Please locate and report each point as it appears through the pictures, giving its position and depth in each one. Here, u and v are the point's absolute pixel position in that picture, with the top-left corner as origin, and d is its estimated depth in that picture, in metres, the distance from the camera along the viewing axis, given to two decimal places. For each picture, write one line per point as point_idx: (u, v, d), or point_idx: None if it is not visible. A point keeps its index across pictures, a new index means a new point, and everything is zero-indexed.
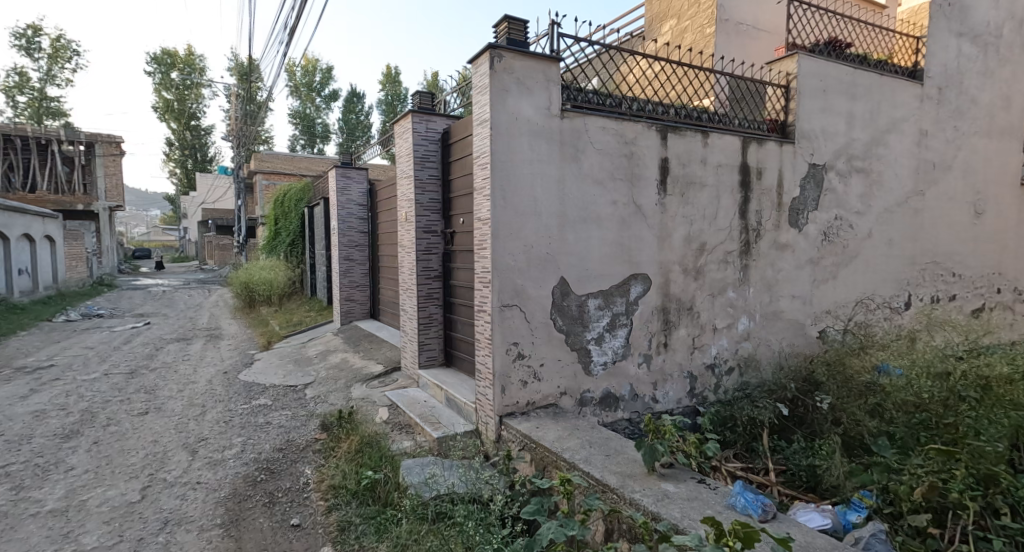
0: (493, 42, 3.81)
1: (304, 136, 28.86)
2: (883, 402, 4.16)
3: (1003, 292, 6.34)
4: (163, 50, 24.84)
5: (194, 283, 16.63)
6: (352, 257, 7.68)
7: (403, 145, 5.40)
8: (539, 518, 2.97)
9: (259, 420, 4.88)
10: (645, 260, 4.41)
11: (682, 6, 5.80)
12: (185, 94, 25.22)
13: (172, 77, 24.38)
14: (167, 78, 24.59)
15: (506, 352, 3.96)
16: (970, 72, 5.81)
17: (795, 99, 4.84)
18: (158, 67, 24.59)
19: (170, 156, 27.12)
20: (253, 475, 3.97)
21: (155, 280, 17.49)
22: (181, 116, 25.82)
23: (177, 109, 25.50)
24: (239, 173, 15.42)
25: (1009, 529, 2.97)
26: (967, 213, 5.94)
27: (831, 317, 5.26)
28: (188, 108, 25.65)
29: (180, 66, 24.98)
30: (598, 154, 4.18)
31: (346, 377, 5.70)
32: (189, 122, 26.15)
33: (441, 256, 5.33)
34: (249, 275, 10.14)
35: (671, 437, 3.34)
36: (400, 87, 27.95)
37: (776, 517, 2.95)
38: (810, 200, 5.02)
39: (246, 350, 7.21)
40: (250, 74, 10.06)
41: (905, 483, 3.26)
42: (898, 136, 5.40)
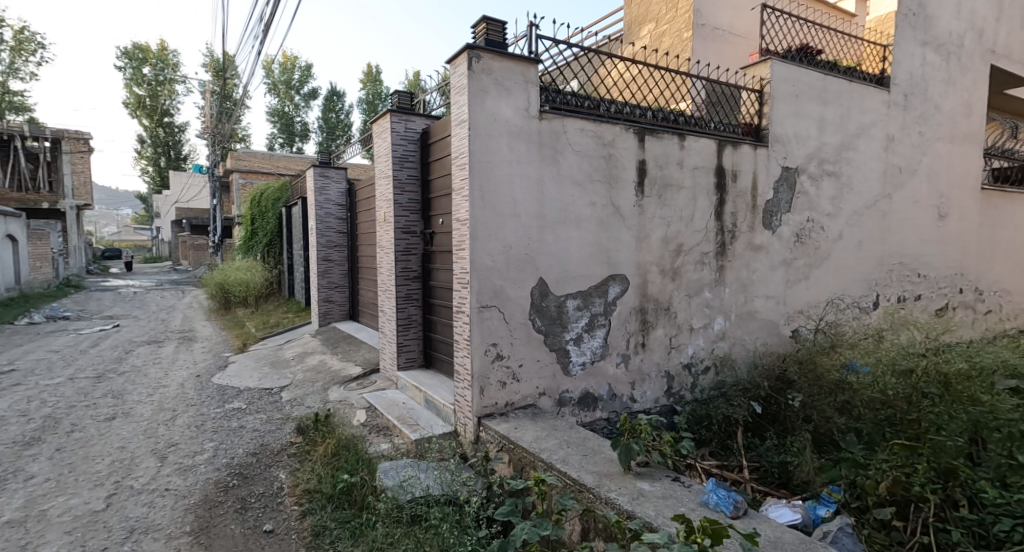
0: (471, 43, 3.81)
1: (282, 135, 28.30)
2: (851, 400, 4.31)
3: (965, 292, 6.60)
4: (134, 44, 24.16)
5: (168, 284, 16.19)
6: (331, 258, 7.57)
7: (381, 144, 5.35)
8: (513, 519, 3.04)
9: (233, 424, 4.78)
10: (624, 260, 4.46)
11: (660, 10, 5.89)
12: (157, 90, 24.57)
13: (144, 72, 23.78)
14: (138, 72, 23.87)
15: (485, 353, 3.96)
16: (934, 80, 6.04)
17: (769, 104, 4.96)
18: (129, 63, 23.95)
19: (139, 153, 26.34)
20: (225, 480, 3.88)
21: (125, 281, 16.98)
22: (153, 113, 25.16)
23: (149, 105, 24.85)
24: (215, 172, 15.05)
25: (967, 520, 3.08)
26: (931, 215, 6.17)
27: (803, 317, 5.40)
28: (161, 104, 24.95)
29: (151, 61, 24.34)
30: (577, 155, 4.21)
31: (324, 380, 5.62)
32: (161, 119, 25.44)
33: (421, 257, 5.30)
34: (225, 275, 9.92)
35: (646, 436, 3.37)
36: (380, 87, 27.72)
37: (747, 513, 3.00)
38: (783, 202, 5.15)
39: (220, 352, 7.05)
40: (225, 71, 9.84)
41: (872, 478, 3.39)
42: (866, 141, 5.58)
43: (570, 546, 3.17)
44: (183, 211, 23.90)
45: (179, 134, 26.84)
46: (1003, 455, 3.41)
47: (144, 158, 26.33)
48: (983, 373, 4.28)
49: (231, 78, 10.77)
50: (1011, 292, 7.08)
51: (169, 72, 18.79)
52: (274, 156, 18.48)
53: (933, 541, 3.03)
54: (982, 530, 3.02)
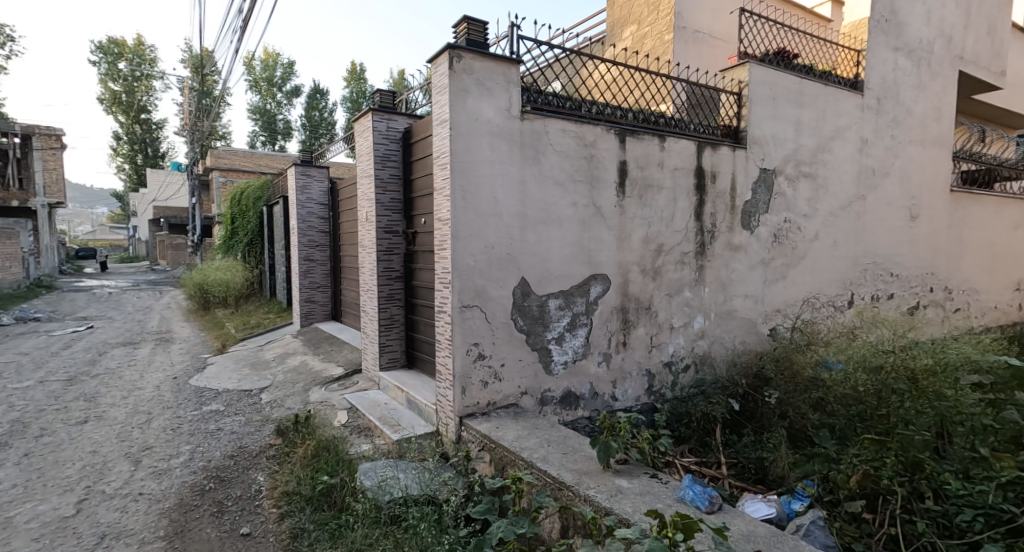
0: (452, 42, 3.81)
1: (265, 133, 27.79)
2: (825, 396, 4.43)
3: (936, 292, 6.82)
4: (108, 38, 23.58)
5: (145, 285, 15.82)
6: (313, 258, 7.48)
7: (363, 143, 5.32)
8: (490, 517, 3.07)
9: (210, 426, 4.69)
10: (605, 260, 4.50)
11: (642, 12, 5.96)
12: (133, 86, 23.98)
13: (119, 67, 23.21)
14: (113, 68, 23.27)
15: (466, 353, 3.97)
16: (905, 85, 6.22)
17: (747, 106, 5.06)
18: (103, 57, 23.35)
19: (113, 150, 25.66)
20: (201, 484, 3.82)
21: (100, 281, 16.53)
22: (130, 109, 24.55)
23: (126, 101, 24.24)
24: (194, 170, 14.72)
25: (932, 511, 3.19)
26: (903, 216, 6.36)
27: (780, 316, 5.53)
28: (137, 100, 24.34)
29: (127, 56, 23.84)
30: (558, 156, 4.24)
31: (305, 381, 5.55)
32: (138, 116, 24.80)
33: (403, 257, 5.28)
34: (204, 275, 9.75)
35: (625, 434, 3.43)
36: (364, 85, 27.45)
37: (722, 508, 3.07)
38: (761, 203, 5.25)
39: (198, 354, 6.92)
40: (203, 67, 9.66)
41: (844, 472, 3.50)
42: (841, 143, 5.73)
43: (549, 544, 3.20)
44: (160, 209, 23.33)
45: (157, 131, 26.23)
46: (967, 448, 3.54)
47: (119, 155, 25.64)
48: (949, 369, 4.44)
49: (211, 74, 10.59)
50: (979, 292, 7.33)
51: (145, 68, 18.38)
52: (255, 154, 18.10)
53: (900, 532, 3.13)
54: (946, 521, 3.12)
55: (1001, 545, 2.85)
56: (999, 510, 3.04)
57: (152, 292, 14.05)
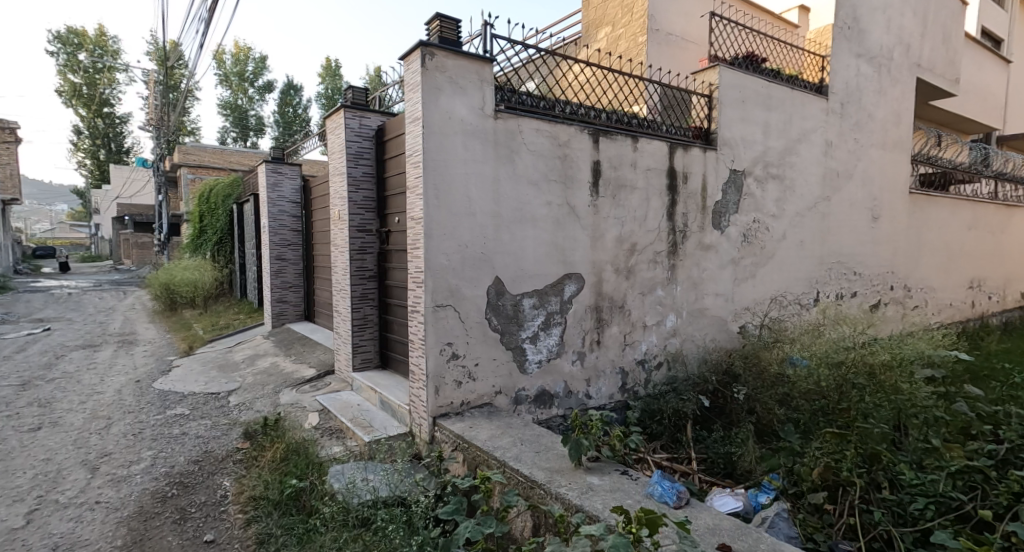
0: (424, 40, 3.78)
1: (235, 129, 26.97)
2: (790, 392, 4.57)
3: (896, 289, 7.11)
4: (67, 28, 22.60)
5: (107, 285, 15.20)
6: (285, 257, 7.30)
7: (335, 141, 5.23)
8: (457, 517, 3.04)
9: (174, 431, 4.54)
10: (579, 259, 4.54)
11: (616, 14, 6.03)
12: (95, 78, 22.88)
13: (80, 58, 22.24)
14: (73, 58, 22.23)
15: (440, 352, 3.95)
16: (867, 90, 6.47)
17: (717, 109, 5.17)
18: (62, 47, 22.34)
19: (72, 145, 24.57)
20: (163, 491, 3.68)
21: (58, 281, 15.80)
22: (91, 102, 23.45)
23: (87, 94, 23.19)
24: (161, 167, 14.21)
25: (888, 501, 3.31)
26: (865, 217, 6.61)
27: (750, 314, 5.68)
28: (99, 93, 23.35)
29: (88, 47, 22.89)
30: (533, 155, 4.25)
31: (275, 383, 5.42)
32: (100, 109, 23.81)
33: (377, 256, 5.22)
34: (170, 275, 9.43)
35: (596, 431, 3.47)
36: (339, 81, 26.99)
37: (689, 503, 3.14)
38: (731, 203, 5.38)
39: (163, 356, 6.68)
40: (169, 60, 9.34)
41: (807, 465, 3.62)
42: (807, 146, 5.91)
43: (520, 543, 3.21)
44: (124, 207, 22.46)
45: (120, 125, 25.30)
46: (921, 439, 3.69)
47: (79, 150, 24.57)
48: (905, 363, 4.62)
49: (178, 67, 10.26)
50: (936, 290, 7.68)
51: (106, 60, 17.65)
52: (226, 151, 17.57)
53: (859, 521, 3.24)
54: (901, 510, 3.25)
55: (950, 531, 2.97)
56: (949, 498, 3.17)
57: (113, 293, 13.49)
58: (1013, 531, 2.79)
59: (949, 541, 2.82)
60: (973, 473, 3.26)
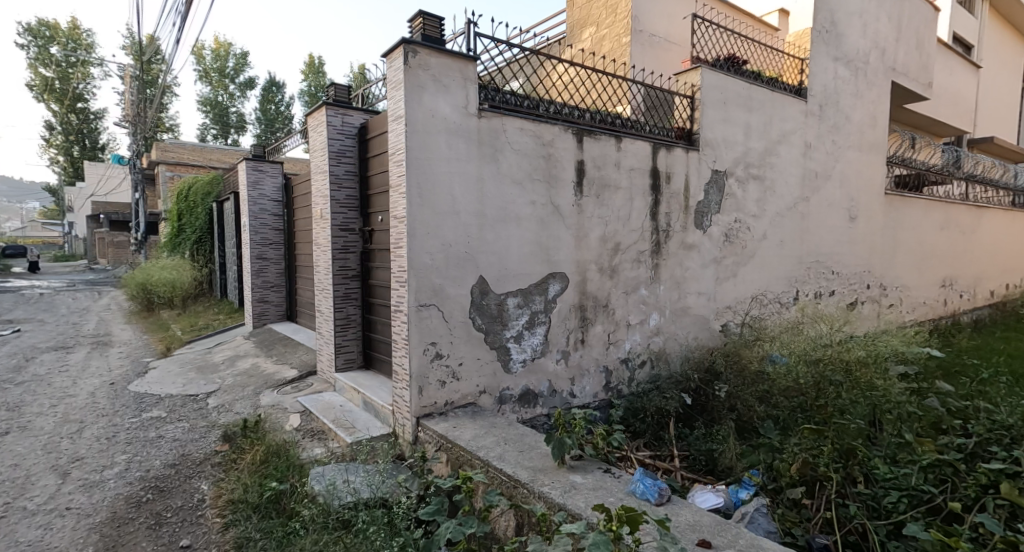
0: (407, 37, 3.75)
1: (216, 126, 26.40)
2: (770, 389, 4.63)
3: (872, 288, 7.27)
4: (38, 20, 21.93)
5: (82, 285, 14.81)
6: (266, 256, 7.19)
7: (317, 138, 5.16)
8: (438, 518, 3.01)
9: (150, 434, 4.44)
10: (563, 258, 4.54)
11: (600, 14, 6.06)
12: (68, 73, 22.11)
13: (52, 52, 21.51)
14: (45, 51, 21.52)
15: (424, 352, 3.92)
16: (844, 93, 6.60)
17: (699, 110, 5.22)
18: (33, 40, 21.66)
19: (44, 141, 23.86)
20: (137, 496, 3.59)
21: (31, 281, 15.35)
22: (64, 97, 22.72)
23: (59, 89, 22.40)
24: (138, 164, 13.86)
25: (863, 495, 3.35)
26: (842, 217, 6.74)
27: (731, 313, 5.76)
28: (72, 88, 22.63)
29: (61, 40, 22.26)
30: (516, 154, 4.25)
31: (255, 384, 5.33)
32: (74, 104, 23.15)
33: (360, 255, 5.16)
34: (147, 274, 9.21)
35: (579, 430, 3.48)
36: (323, 79, 26.68)
37: (671, 500, 3.15)
38: (712, 203, 5.44)
39: (139, 357, 6.53)
40: (145, 54, 9.11)
41: (786, 461, 3.67)
42: (786, 147, 6.01)
43: (503, 543, 3.21)
44: (98, 205, 21.86)
45: (94, 121, 24.65)
46: (895, 434, 3.76)
47: (51, 146, 23.87)
48: (880, 360, 4.73)
49: (156, 62, 10.04)
50: (910, 288, 7.87)
51: (80, 54, 17.12)
52: (205, 148, 17.19)
53: (835, 515, 3.29)
54: (875, 503, 3.30)
55: (921, 524, 3.02)
56: (920, 492, 3.22)
57: (88, 293, 13.13)
58: (981, 522, 2.85)
59: (918, 533, 2.84)
60: (943, 467, 3.29)
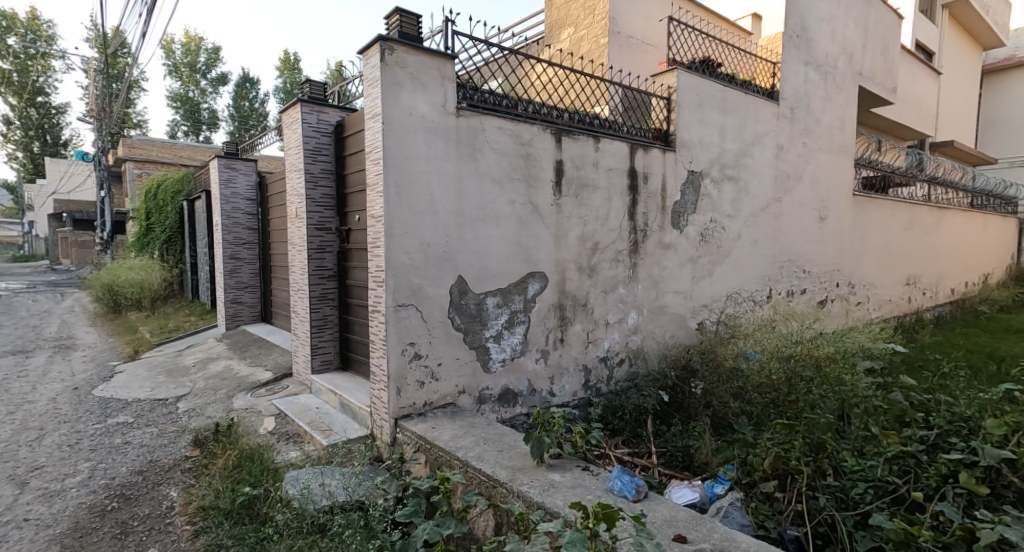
0: (383, 34, 3.70)
1: (187, 123, 25.66)
2: (744, 385, 4.71)
3: (841, 286, 7.47)
4: None
5: (45, 286, 14.24)
6: (239, 256, 7.02)
7: (292, 136, 5.06)
8: (416, 520, 2.96)
9: (115, 440, 4.28)
10: (542, 258, 4.54)
11: (579, 15, 6.09)
12: (27, 66, 21.16)
13: (10, 43, 20.59)
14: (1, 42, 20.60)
15: (402, 353, 3.88)
16: (815, 97, 6.76)
17: (675, 111, 5.29)
18: None
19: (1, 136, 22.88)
20: (101, 504, 3.46)
21: None
22: (23, 91, 21.78)
23: (18, 82, 21.43)
24: (104, 161, 13.38)
25: (832, 487, 3.41)
26: (813, 217, 6.91)
27: (707, 311, 5.85)
28: (31, 82, 21.70)
29: (19, 31, 21.38)
30: (495, 154, 4.23)
31: (228, 387, 5.20)
32: (33, 98, 22.23)
33: (336, 255, 5.08)
34: (114, 275, 8.90)
35: (558, 429, 3.47)
36: (299, 75, 26.21)
37: (648, 496, 3.17)
38: (689, 203, 5.51)
39: (104, 361, 6.30)
40: (110, 47, 8.78)
41: (759, 456, 3.72)
42: (760, 149, 6.12)
43: (481, 543, 3.19)
44: (61, 204, 21.07)
45: (55, 115, 23.79)
46: (862, 427, 3.85)
47: (9, 142, 22.91)
48: (848, 356, 4.86)
49: (123, 56, 9.72)
50: (877, 286, 8.11)
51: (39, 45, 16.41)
52: (175, 144, 16.72)
53: (806, 507, 3.35)
54: (843, 495, 3.33)
55: (886, 513, 3.09)
56: (885, 482, 3.30)
57: (51, 294, 12.65)
58: (941, 510, 2.94)
59: (884, 523, 2.92)
60: (907, 458, 3.38)
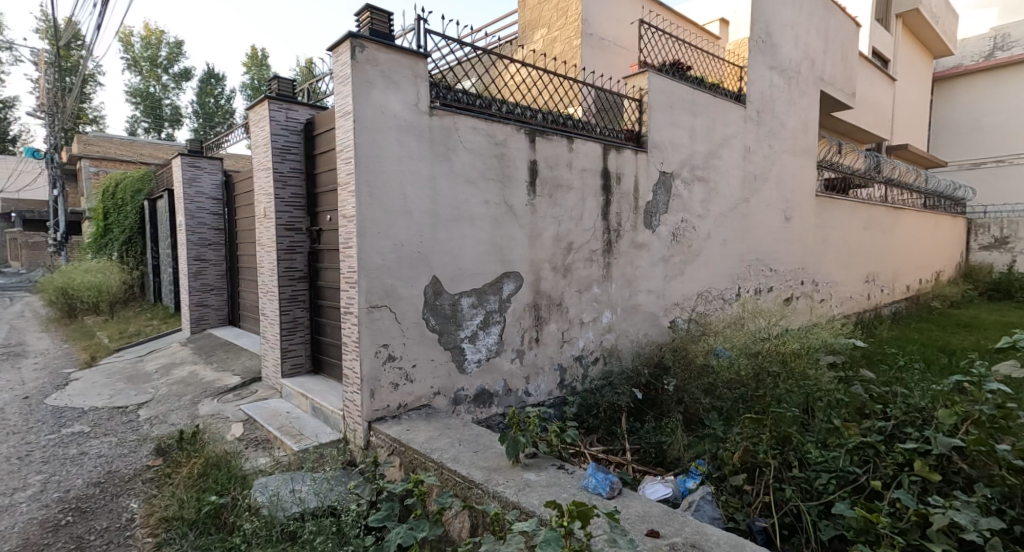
0: (354, 31, 3.64)
1: (149, 119, 24.69)
2: (715, 382, 4.81)
3: (806, 284, 7.71)
4: None
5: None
6: (205, 257, 6.82)
7: (259, 134, 4.93)
8: (388, 524, 3.00)
9: (70, 451, 4.10)
10: (516, 258, 4.55)
11: (552, 16, 6.13)
12: None
13: None
14: None
15: (376, 355, 3.83)
16: (779, 100, 6.96)
17: (647, 112, 5.37)
18: None
19: None
20: (55, 519, 3.31)
21: None
22: None
23: None
24: (58, 158, 12.81)
25: (799, 478, 3.49)
26: (779, 217, 7.11)
27: (679, 309, 5.95)
28: None
29: None
30: (469, 154, 4.22)
31: (193, 393, 5.05)
32: None
33: (307, 256, 4.98)
34: (69, 278, 8.52)
35: (533, 428, 3.47)
36: (267, 72, 25.60)
37: (622, 493, 3.20)
38: (661, 204, 5.60)
39: (58, 368, 6.03)
40: (63, 39, 8.40)
41: (729, 450, 3.79)
42: (728, 150, 6.27)
43: (457, 545, 3.15)
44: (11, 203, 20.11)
45: None
46: (826, 419, 3.96)
47: None
48: (813, 351, 5.02)
49: (78, 49, 9.31)
50: (839, 284, 8.41)
51: None
52: (135, 142, 16.12)
53: (774, 499, 3.43)
54: (808, 485, 3.45)
55: (848, 502, 3.21)
56: (847, 472, 3.41)
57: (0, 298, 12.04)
58: (898, 498, 3.05)
59: (845, 511, 3.04)
60: (867, 449, 3.49)
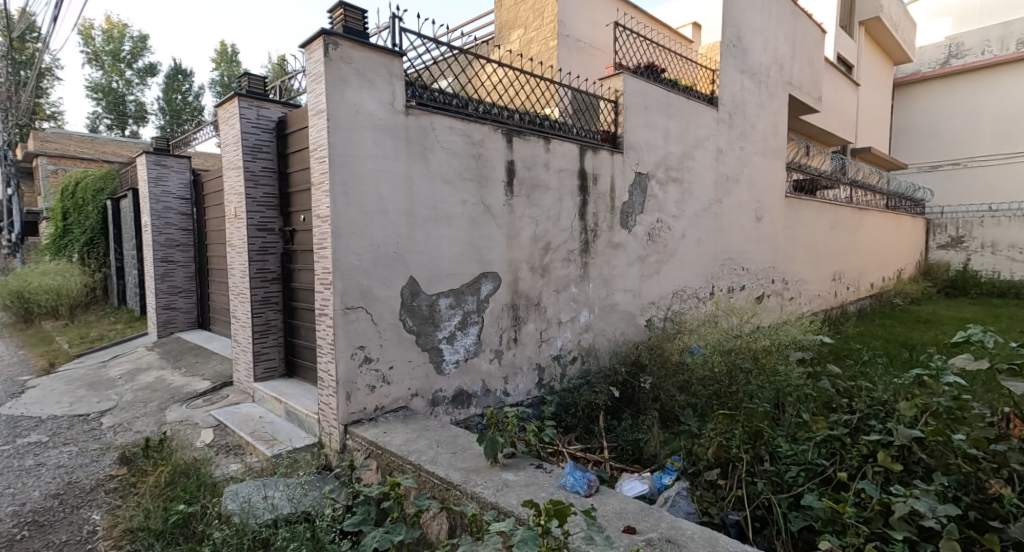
0: (327, 28, 3.58)
1: (112, 115, 23.80)
2: (690, 379, 4.88)
3: (776, 283, 7.89)
4: None
5: None
6: (172, 258, 6.62)
7: (230, 131, 4.81)
8: (364, 528, 2.98)
9: (26, 462, 3.93)
10: (494, 258, 4.54)
11: (528, 17, 6.14)
12: None
13: None
14: None
15: (352, 356, 3.77)
16: (750, 103, 7.11)
17: (622, 114, 5.42)
18: None
19: None
20: (10, 534, 3.17)
21: None
22: None
23: None
24: (14, 155, 12.26)
25: (769, 472, 3.56)
26: (751, 218, 7.26)
27: (655, 308, 6.03)
28: None
29: None
30: (446, 153, 4.19)
31: (160, 399, 4.89)
32: None
33: (280, 256, 4.88)
34: (26, 281, 8.16)
35: (511, 428, 3.47)
36: (237, 68, 24.98)
37: (600, 490, 3.22)
38: (636, 204, 5.67)
39: (13, 375, 5.78)
40: (19, 31, 8.05)
41: (704, 446, 3.85)
42: (701, 152, 6.38)
43: (435, 547, 3.11)
44: None
45: None
46: (796, 414, 4.05)
47: None
48: (783, 348, 5.14)
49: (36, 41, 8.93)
50: (807, 282, 8.64)
51: None
52: (97, 139, 15.54)
53: (746, 492, 3.50)
54: (779, 479, 3.50)
55: (816, 493, 3.28)
56: (816, 465, 3.50)
57: None
58: (863, 488, 3.14)
59: (813, 502, 3.11)
60: (833, 442, 3.57)
